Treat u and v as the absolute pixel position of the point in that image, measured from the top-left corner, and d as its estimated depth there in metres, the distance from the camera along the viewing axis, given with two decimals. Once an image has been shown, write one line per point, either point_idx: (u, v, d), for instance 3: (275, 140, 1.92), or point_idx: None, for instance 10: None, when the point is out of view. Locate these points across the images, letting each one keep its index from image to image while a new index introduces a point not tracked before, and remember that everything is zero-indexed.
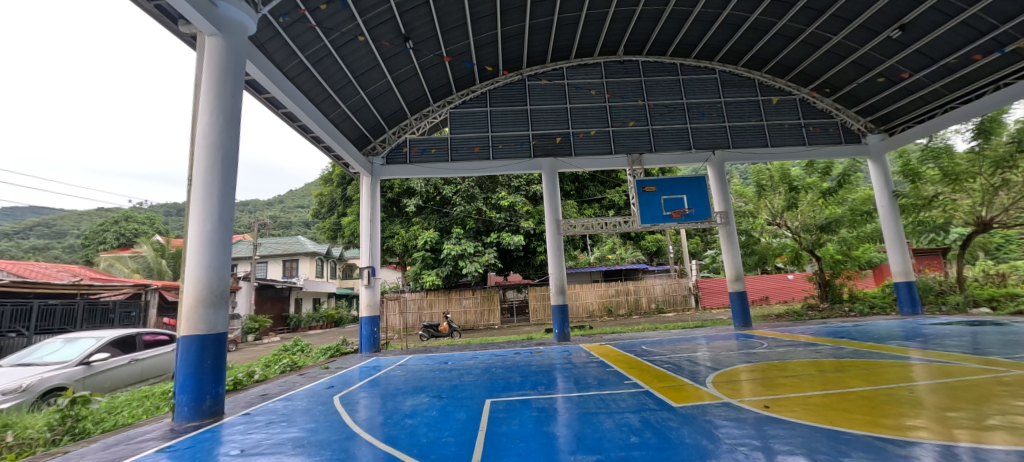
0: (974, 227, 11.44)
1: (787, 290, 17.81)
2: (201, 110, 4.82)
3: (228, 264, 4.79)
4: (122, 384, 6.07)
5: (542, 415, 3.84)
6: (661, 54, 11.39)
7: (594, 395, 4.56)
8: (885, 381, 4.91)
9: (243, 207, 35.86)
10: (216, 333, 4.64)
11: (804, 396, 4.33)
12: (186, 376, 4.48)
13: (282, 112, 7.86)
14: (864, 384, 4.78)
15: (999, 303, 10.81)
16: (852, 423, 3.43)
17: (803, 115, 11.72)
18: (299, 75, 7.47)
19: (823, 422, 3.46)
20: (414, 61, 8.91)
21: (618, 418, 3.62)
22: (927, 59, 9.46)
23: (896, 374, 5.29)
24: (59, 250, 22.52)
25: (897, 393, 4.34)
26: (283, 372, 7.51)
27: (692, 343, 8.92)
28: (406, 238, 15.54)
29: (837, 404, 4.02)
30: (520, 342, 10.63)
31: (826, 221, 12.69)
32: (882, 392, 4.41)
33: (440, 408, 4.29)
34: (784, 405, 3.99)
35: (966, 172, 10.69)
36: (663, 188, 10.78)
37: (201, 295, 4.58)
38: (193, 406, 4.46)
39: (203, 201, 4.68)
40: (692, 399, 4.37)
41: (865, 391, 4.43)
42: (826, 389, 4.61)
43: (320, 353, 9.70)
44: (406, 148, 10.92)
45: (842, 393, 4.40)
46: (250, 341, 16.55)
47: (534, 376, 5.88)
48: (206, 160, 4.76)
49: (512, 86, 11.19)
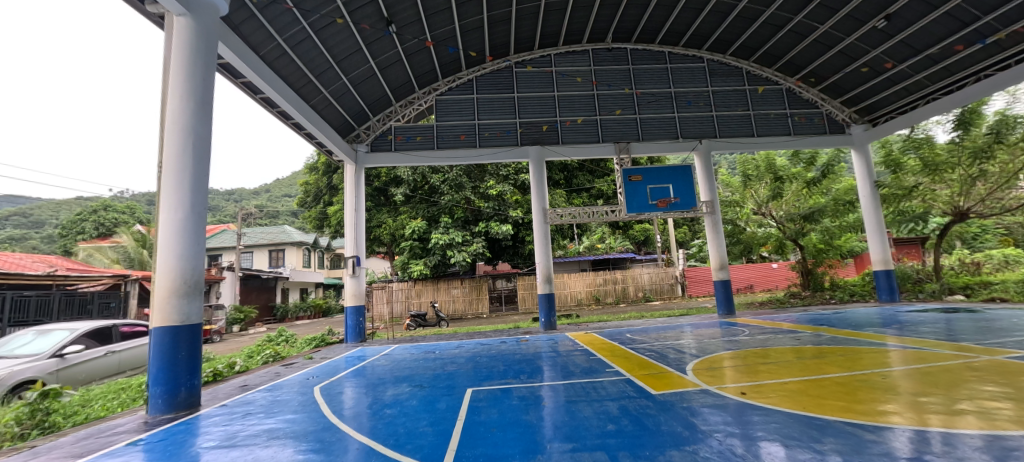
0: (952, 217, 11.58)
1: (771, 279, 18.12)
2: (170, 94, 4.62)
3: (202, 253, 4.63)
4: (98, 377, 6.00)
5: (523, 404, 3.82)
6: (649, 42, 11.32)
7: (576, 383, 4.55)
8: (860, 367, 5.03)
9: (228, 197, 35.27)
10: (190, 324, 4.45)
11: (781, 382, 4.40)
12: (159, 367, 4.29)
13: (260, 97, 7.67)
14: (839, 370, 4.90)
15: (974, 291, 11.10)
16: (827, 409, 3.48)
17: (789, 105, 11.77)
18: (278, 58, 7.23)
19: (797, 408, 3.51)
20: (397, 46, 8.72)
21: (598, 406, 3.61)
22: (910, 50, 9.54)
23: (872, 360, 5.42)
24: (39, 241, 22.00)
25: (872, 379, 4.43)
26: (266, 363, 7.42)
27: (677, 331, 9.09)
28: (393, 227, 15.42)
29: (813, 390, 4.08)
30: (507, 331, 10.62)
31: (809, 211, 12.84)
32: (853, 377, 4.53)
33: (421, 398, 4.26)
34: (762, 391, 4.04)
35: (945, 163, 10.84)
36: (649, 177, 10.74)
37: (175, 285, 4.40)
38: (166, 399, 4.27)
39: (175, 188, 4.49)
40: (674, 386, 4.42)
41: (840, 378, 4.54)
42: (804, 375, 4.68)
43: (305, 343, 9.62)
44: (390, 136, 10.74)
45: (818, 379, 4.49)
46: (235, 331, 16.41)
47: (518, 365, 5.86)
48: (177, 146, 4.57)
49: (499, 73, 11.01)
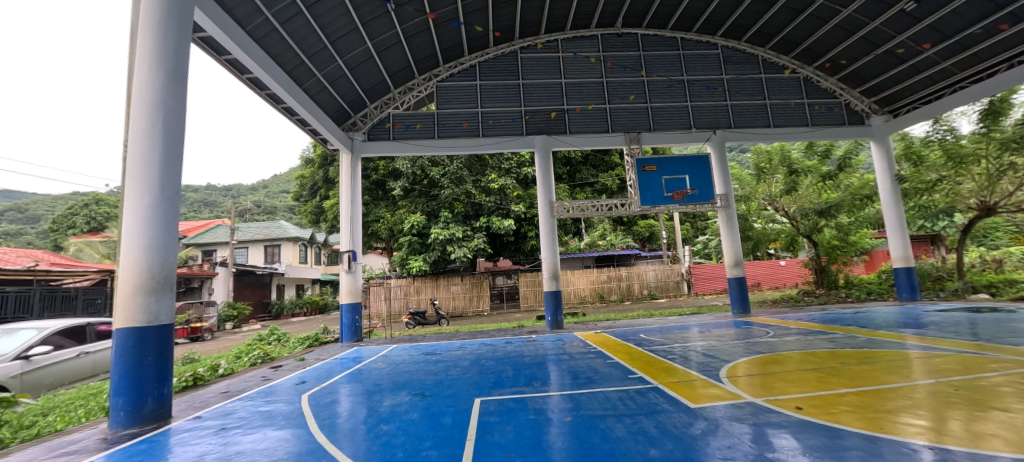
0: (977, 213, 11.03)
1: (779, 276, 17.63)
2: (136, 64, 4.07)
3: (174, 244, 4.09)
4: (68, 380, 5.48)
5: (541, 420, 3.30)
6: (661, 27, 10.78)
7: (596, 392, 4.04)
8: (918, 375, 4.48)
9: (225, 192, 34.71)
10: (158, 325, 3.91)
11: (836, 393, 3.87)
12: (122, 375, 3.75)
13: (247, 78, 7.10)
14: (900, 379, 4.34)
15: (999, 289, 10.57)
16: (910, 433, 2.94)
17: (806, 94, 11.25)
18: (266, 35, 6.67)
19: (873, 432, 2.97)
20: (396, 26, 8.19)
21: (630, 423, 3.09)
22: (939, 34, 9.03)
23: (925, 366, 4.88)
24: (34, 236, 21.48)
25: (938, 391, 3.91)
26: (253, 364, 6.89)
27: (692, 330, 8.61)
28: (392, 222, 14.85)
29: (877, 405, 3.55)
30: (510, 330, 10.09)
31: (826, 206, 12.25)
32: (915, 389, 4.00)
33: (422, 410, 3.73)
34: (821, 407, 3.50)
35: (970, 155, 10.25)
36: (664, 168, 10.19)
37: (141, 281, 3.86)
38: (130, 411, 3.73)
39: (143, 170, 3.96)
40: (717, 398, 3.89)
41: (901, 389, 4.00)
42: (858, 385, 4.15)
43: (298, 342, 9.07)
44: (388, 124, 10.20)
45: (877, 391, 3.96)
46: (228, 329, 15.91)
47: (528, 369, 5.34)
48: (145, 123, 4.03)
49: (503, 59, 10.48)
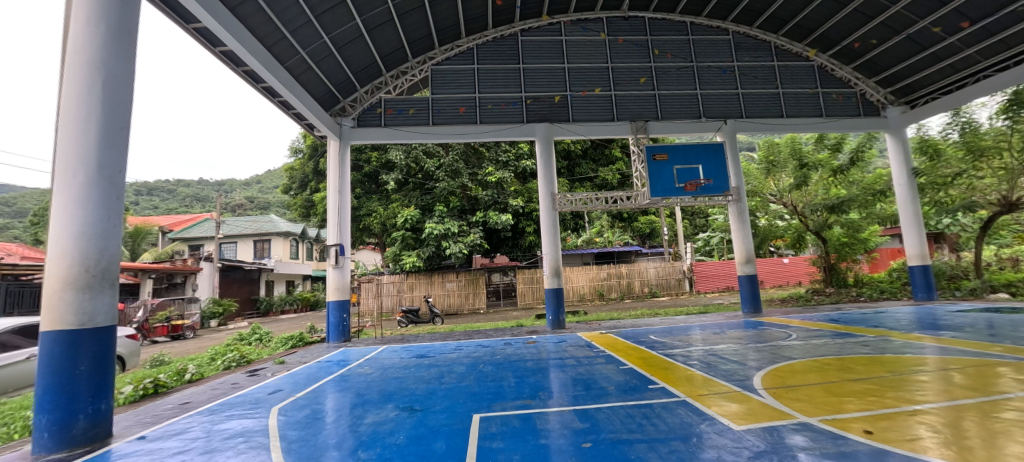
0: (998, 209, 10.38)
1: (783, 274, 17.17)
2: (72, 18, 3.49)
3: (115, 232, 3.51)
4: (13, 387, 4.78)
5: (554, 445, 2.73)
6: (669, 11, 10.24)
7: (614, 408, 3.47)
8: (989, 388, 3.89)
9: (217, 187, 33.87)
10: (94, 327, 3.32)
11: (903, 412, 3.29)
12: (49, 388, 3.16)
13: (220, 51, 6.56)
14: (972, 395, 3.72)
15: (1018, 288, 10.12)
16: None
17: (820, 82, 10.73)
18: (241, 5, 5.99)
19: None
20: (387, 2, 7.58)
21: (666, 453, 2.52)
22: (964, 19, 8.52)
23: (989, 377, 4.30)
24: (17, 230, 20.70)
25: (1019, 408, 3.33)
26: (227, 368, 6.27)
27: (705, 332, 8.09)
28: (384, 216, 14.23)
29: (957, 427, 2.97)
30: (508, 330, 9.52)
31: (838, 201, 11.76)
32: (996, 406, 3.41)
33: (410, 430, 3.15)
34: (895, 431, 2.91)
35: (992, 148, 9.73)
36: (676, 157, 9.62)
37: (73, 275, 3.26)
38: (57, 433, 3.13)
39: (78, 143, 3.39)
40: (762, 415, 3.29)
41: (976, 407, 3.42)
42: (923, 402, 3.56)
43: (280, 342, 8.42)
44: (379, 109, 9.54)
45: (950, 409, 3.37)
46: (213, 327, 15.22)
47: (531, 377, 4.77)
48: (81, 86, 3.47)
49: (503, 42, 9.86)
